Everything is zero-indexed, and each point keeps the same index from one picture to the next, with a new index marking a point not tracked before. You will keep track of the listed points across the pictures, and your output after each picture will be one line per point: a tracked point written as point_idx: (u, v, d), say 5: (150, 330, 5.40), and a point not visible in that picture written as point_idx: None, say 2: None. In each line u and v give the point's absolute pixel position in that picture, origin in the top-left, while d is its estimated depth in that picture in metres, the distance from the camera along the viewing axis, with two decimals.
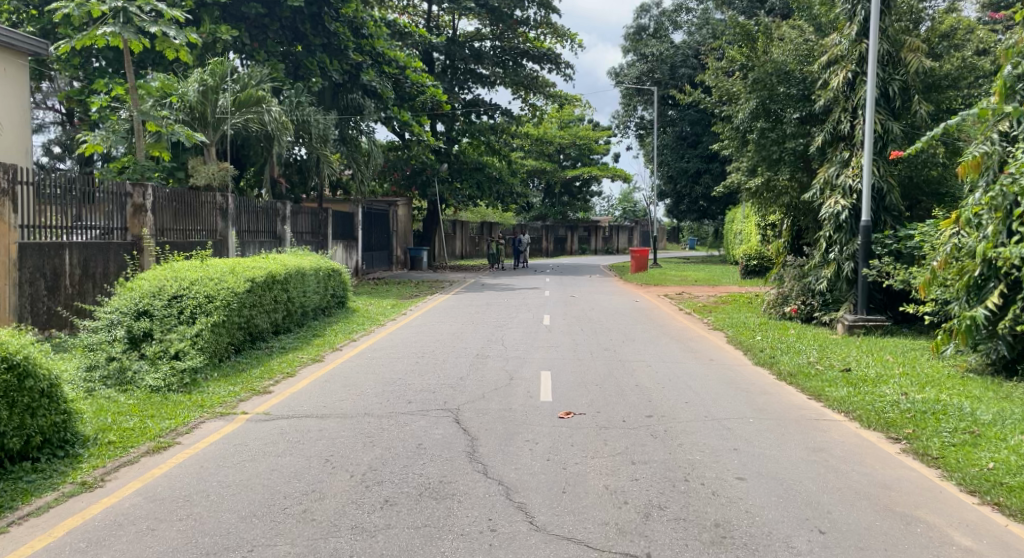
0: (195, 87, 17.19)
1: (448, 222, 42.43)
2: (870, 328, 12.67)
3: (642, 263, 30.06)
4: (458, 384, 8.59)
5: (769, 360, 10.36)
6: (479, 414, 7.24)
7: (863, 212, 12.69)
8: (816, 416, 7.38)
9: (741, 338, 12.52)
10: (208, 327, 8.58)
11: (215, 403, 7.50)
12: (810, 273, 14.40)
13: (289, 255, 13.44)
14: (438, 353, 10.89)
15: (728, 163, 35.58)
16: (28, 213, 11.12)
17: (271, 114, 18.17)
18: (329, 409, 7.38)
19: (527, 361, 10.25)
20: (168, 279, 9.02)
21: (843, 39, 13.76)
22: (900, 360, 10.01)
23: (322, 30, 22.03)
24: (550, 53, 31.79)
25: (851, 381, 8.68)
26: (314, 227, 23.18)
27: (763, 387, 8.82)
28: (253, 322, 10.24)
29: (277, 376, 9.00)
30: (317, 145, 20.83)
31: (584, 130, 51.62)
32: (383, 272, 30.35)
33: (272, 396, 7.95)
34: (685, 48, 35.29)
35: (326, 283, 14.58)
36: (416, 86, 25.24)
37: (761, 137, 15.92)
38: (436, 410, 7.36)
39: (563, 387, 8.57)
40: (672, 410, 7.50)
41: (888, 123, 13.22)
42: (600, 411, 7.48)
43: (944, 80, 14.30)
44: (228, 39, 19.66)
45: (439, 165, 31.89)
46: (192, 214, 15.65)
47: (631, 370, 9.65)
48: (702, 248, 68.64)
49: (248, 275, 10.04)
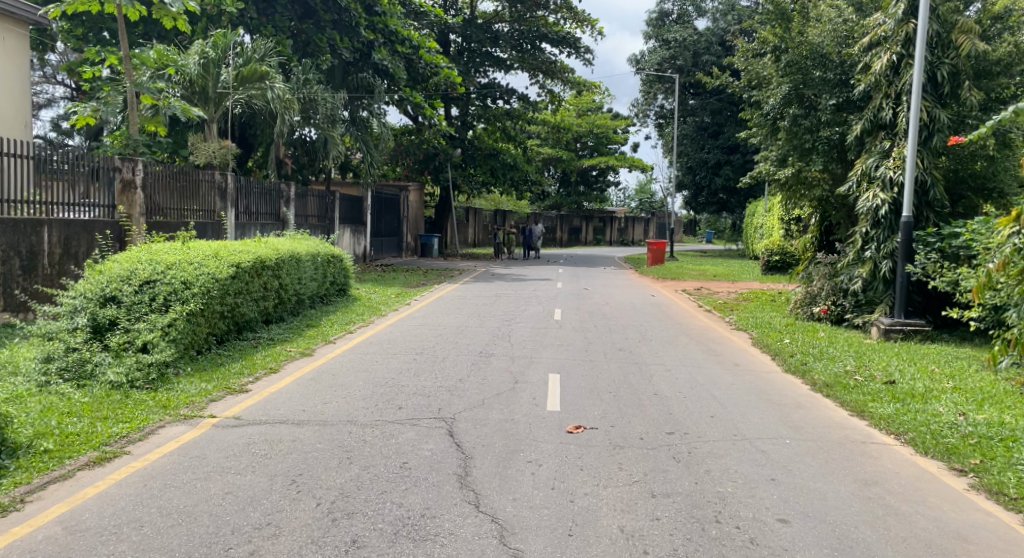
0: (195, 60, 16.27)
1: (462, 209, 41.48)
2: (909, 333, 11.71)
3: (660, 256, 29.00)
4: (456, 388, 7.73)
5: (801, 367, 9.41)
6: (477, 426, 6.37)
7: (905, 207, 11.80)
8: (861, 438, 6.45)
9: (766, 340, 11.57)
10: (182, 316, 7.75)
11: (181, 404, 6.60)
12: (841, 273, 13.38)
13: (286, 239, 12.62)
14: (439, 349, 10.04)
15: (750, 154, 34.51)
16: (23, 186, 10.57)
17: (273, 91, 17.36)
18: (308, 415, 6.51)
19: (536, 362, 9.38)
20: (143, 261, 8.19)
21: (888, 19, 12.81)
22: (946, 372, 9.05)
23: (333, 6, 21.18)
24: (568, 36, 30.67)
25: (897, 396, 7.73)
26: (320, 211, 22.32)
27: (796, 399, 7.89)
28: (238, 310, 9.40)
29: (258, 372, 8.15)
30: (325, 126, 20.01)
31: (602, 118, 50.62)
32: (392, 258, 29.57)
33: (248, 397, 7.06)
34: (709, 35, 34.24)
35: (324, 269, 13.75)
36: (429, 67, 24.38)
37: (793, 124, 15.13)
38: (428, 420, 6.50)
39: (574, 394, 7.67)
40: (696, 426, 6.62)
41: (934, 111, 12.36)
42: (613, 424, 6.61)
43: (995, 66, 13.35)
44: (232, 12, 18.73)
45: (453, 150, 30.97)
46: (188, 194, 14.83)
47: (648, 376, 8.73)
48: (718, 242, 67.56)
49: (233, 259, 9.19)
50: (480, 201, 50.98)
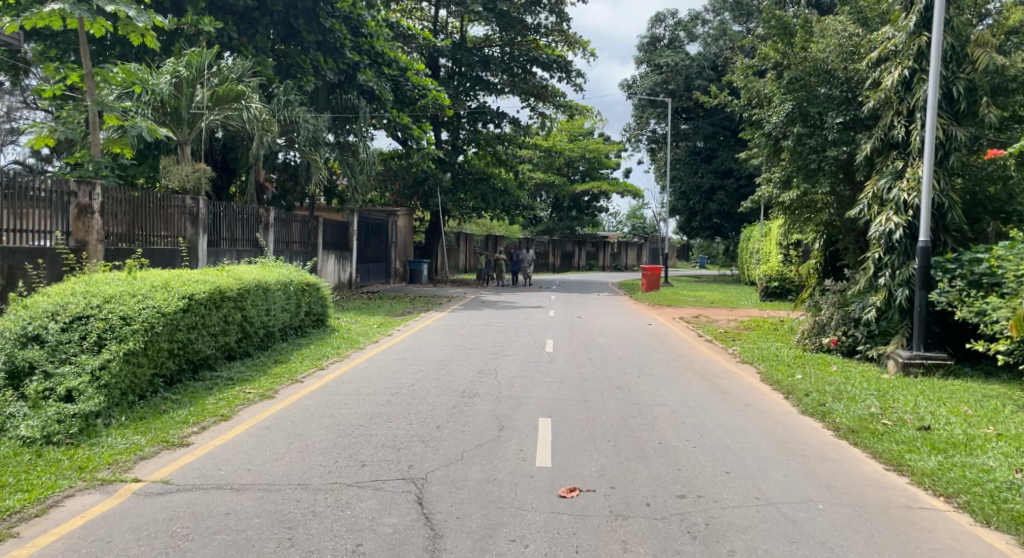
0: (167, 80, 15.27)
1: (452, 234, 40.63)
2: (931, 367, 10.78)
3: (655, 282, 28.07)
4: (434, 439, 6.74)
5: (820, 409, 8.46)
6: (452, 490, 5.42)
7: (922, 231, 10.97)
8: (907, 502, 5.54)
9: (777, 376, 10.58)
10: (118, 358, 6.75)
11: (101, 464, 5.56)
12: (854, 301, 12.50)
13: (254, 267, 11.61)
14: (417, 388, 9.04)
15: (745, 179, 33.74)
16: None
17: (249, 112, 16.35)
18: (252, 476, 5.51)
19: (525, 403, 8.40)
20: (77, 294, 7.21)
21: (898, 32, 12.05)
22: (982, 416, 8.08)
23: (317, 27, 20.18)
24: (559, 60, 30.06)
25: (937, 446, 6.81)
26: (303, 236, 21.36)
27: (820, 449, 6.95)
28: (193, 347, 8.38)
29: (207, 420, 7.10)
30: (307, 149, 19.05)
31: (595, 143, 49.92)
32: (380, 285, 28.62)
33: (187, 454, 6.02)
34: (701, 59, 33.71)
35: (298, 299, 12.73)
36: (417, 90, 23.54)
37: (798, 143, 14.09)
38: (395, 481, 5.54)
39: (567, 445, 6.68)
40: (712, 486, 5.70)
41: (951, 128, 11.54)
42: (615, 485, 5.66)
43: (1011, 82, 12.50)
44: (211, 32, 17.71)
45: (442, 174, 30.01)
46: (153, 220, 13.71)
47: (651, 420, 7.74)
48: (714, 268, 66.72)
49: (186, 290, 8.18)
50: (471, 226, 49.94)
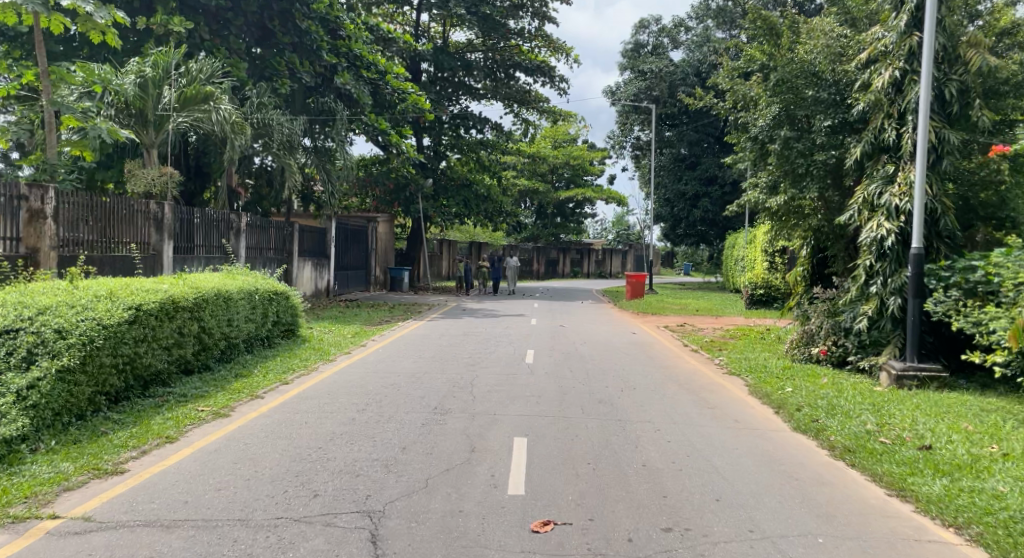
0: (132, 79, 14.47)
1: (434, 241, 40.06)
2: (924, 380, 10.34)
3: (640, 289, 27.62)
4: (398, 462, 6.18)
5: (813, 425, 7.96)
6: (413, 524, 4.87)
7: (915, 237, 10.51)
8: (914, 534, 5.08)
9: (766, 389, 10.06)
10: (50, 375, 6.16)
11: (17, 497, 4.97)
12: (844, 310, 12.04)
13: (216, 275, 10.96)
14: (386, 404, 8.47)
15: (729, 186, 33.40)
16: None
17: (219, 114, 15.55)
18: (187, 510, 4.93)
19: (500, 421, 7.84)
20: (9, 304, 6.60)
21: (889, 33, 11.61)
22: (983, 433, 7.59)
23: (293, 28, 19.53)
24: (543, 65, 29.50)
25: (940, 467, 6.32)
26: (278, 243, 20.69)
27: (815, 470, 6.45)
28: (144, 362, 7.75)
29: (151, 442, 6.49)
30: (282, 153, 18.41)
31: (579, 149, 49.60)
32: (359, 292, 27.96)
33: (119, 483, 5.43)
34: (685, 66, 33.36)
35: (265, 308, 12.08)
36: (397, 93, 22.68)
37: (785, 147, 13.71)
38: (348, 515, 4.99)
39: (542, 468, 6.14)
40: (701, 515, 5.20)
41: (944, 132, 11.10)
42: (596, 516, 5.13)
43: (1003, 85, 12.14)
44: (181, 32, 16.94)
45: (424, 180, 29.15)
46: (113, 226, 12.92)
47: (635, 439, 7.21)
48: (698, 275, 66.49)
49: (133, 300, 7.54)
50: (455, 233, 49.31)
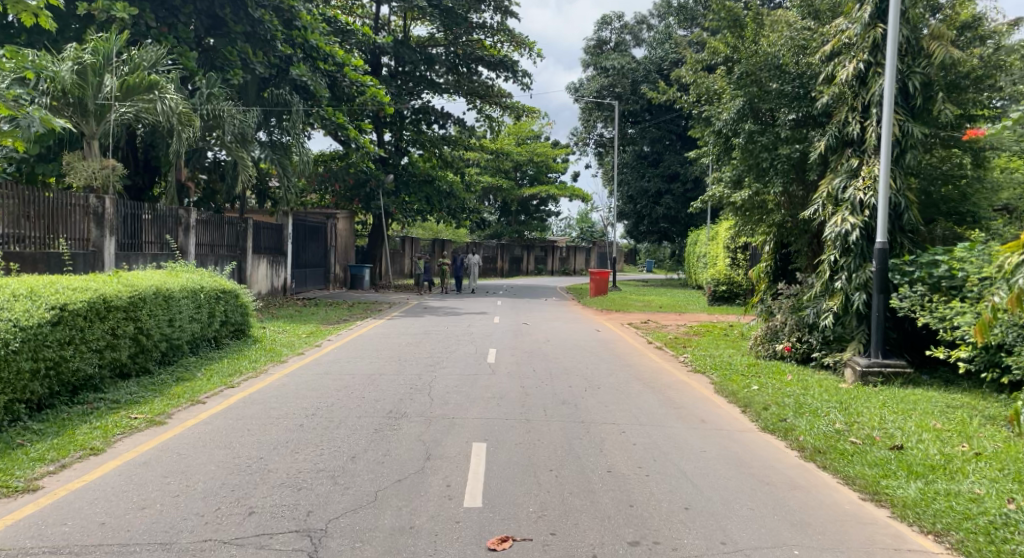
0: (69, 66, 13.69)
1: (397, 238, 39.45)
2: (889, 376, 10.19)
3: (603, 287, 27.36)
4: (344, 473, 5.74)
5: (782, 425, 7.68)
6: (356, 544, 4.45)
7: (879, 231, 10.35)
8: (892, 543, 4.80)
9: (732, 387, 9.78)
10: None
11: None
12: (808, 305, 11.84)
13: (157, 273, 10.35)
14: (337, 409, 8.01)
15: (692, 183, 33.34)
16: None
17: (165, 103, 14.76)
18: (104, 534, 4.46)
19: (458, 425, 7.44)
20: None
21: (853, 24, 11.39)
22: (953, 431, 7.38)
23: (244, 17, 18.71)
24: (506, 59, 29.15)
25: (914, 469, 6.05)
26: (231, 240, 19.99)
27: (786, 473, 6.17)
28: (70, 367, 7.18)
29: (73, 455, 5.97)
30: (233, 146, 17.77)
31: (542, 147, 49.33)
32: (317, 290, 27.28)
33: (29, 503, 4.93)
34: (647, 63, 33.25)
35: (211, 307, 11.49)
36: (355, 86, 21.97)
37: (749, 141, 13.43)
38: (285, 536, 4.55)
39: (500, 477, 5.75)
40: (670, 526, 4.87)
41: (907, 124, 10.93)
42: (558, 530, 4.77)
43: (965, 79, 12.02)
44: (125, 19, 16.18)
45: (384, 176, 28.67)
46: (48, 220, 12.20)
47: (599, 443, 6.86)
48: (660, 274, 66.76)
49: (57, 300, 6.98)
50: (418, 231, 48.68)
